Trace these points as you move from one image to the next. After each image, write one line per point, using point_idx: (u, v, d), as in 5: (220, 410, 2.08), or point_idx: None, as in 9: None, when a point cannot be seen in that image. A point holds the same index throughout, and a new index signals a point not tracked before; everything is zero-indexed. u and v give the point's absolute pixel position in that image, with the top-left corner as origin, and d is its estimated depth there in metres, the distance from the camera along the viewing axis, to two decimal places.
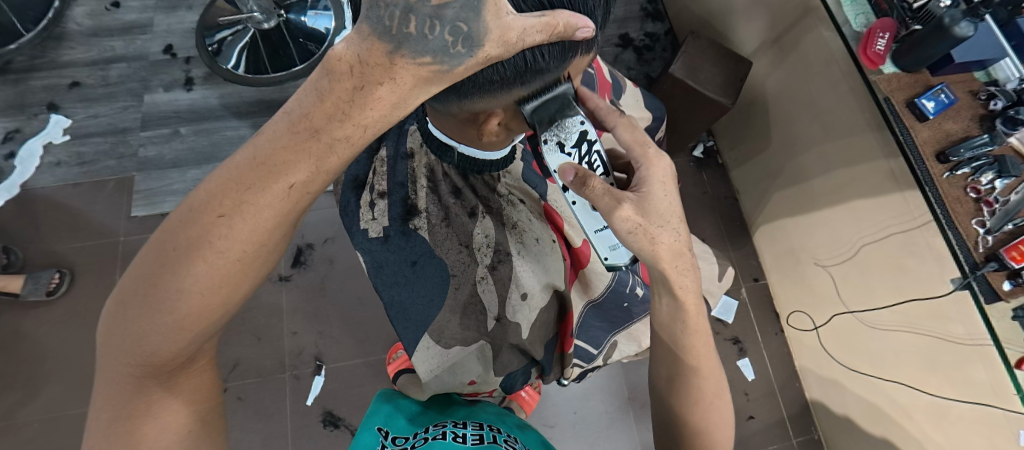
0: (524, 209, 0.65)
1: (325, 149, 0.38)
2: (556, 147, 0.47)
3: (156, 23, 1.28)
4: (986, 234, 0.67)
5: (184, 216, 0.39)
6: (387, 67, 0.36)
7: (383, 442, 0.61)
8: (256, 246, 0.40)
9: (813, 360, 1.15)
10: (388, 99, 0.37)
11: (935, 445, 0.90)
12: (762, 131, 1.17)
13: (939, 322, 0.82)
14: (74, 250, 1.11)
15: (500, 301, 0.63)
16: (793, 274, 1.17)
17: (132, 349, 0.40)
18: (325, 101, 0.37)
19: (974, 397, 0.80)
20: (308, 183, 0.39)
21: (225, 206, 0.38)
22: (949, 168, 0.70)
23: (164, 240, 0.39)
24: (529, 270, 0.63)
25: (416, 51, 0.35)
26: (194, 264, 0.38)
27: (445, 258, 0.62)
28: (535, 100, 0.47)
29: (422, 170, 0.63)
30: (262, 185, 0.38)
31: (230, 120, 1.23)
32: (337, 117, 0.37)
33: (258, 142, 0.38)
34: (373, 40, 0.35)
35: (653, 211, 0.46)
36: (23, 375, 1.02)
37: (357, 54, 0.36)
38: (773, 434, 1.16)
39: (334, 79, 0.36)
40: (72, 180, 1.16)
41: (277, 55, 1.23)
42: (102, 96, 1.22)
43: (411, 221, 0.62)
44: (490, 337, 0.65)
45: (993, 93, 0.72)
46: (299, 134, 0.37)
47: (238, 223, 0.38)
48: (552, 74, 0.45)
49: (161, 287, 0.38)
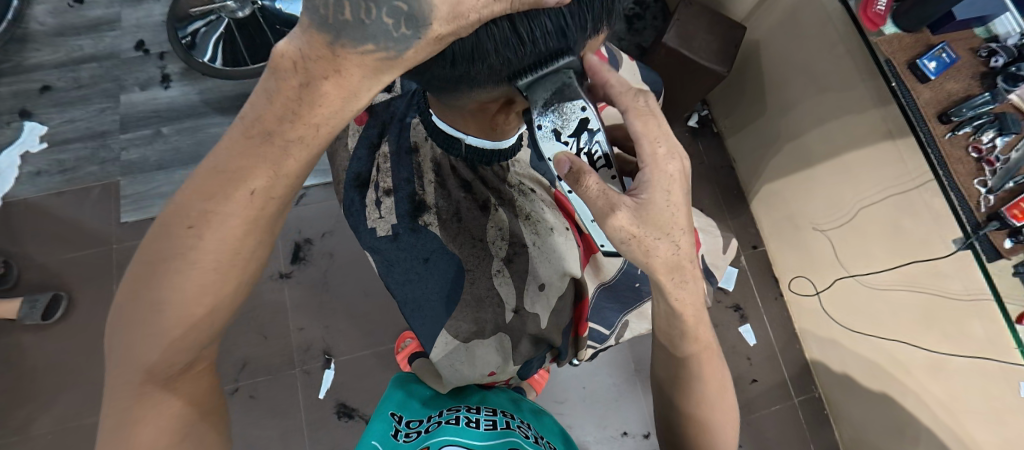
0: (535, 199, 0.65)
1: (281, 152, 0.35)
2: (552, 134, 0.44)
3: (124, 18, 1.22)
4: (988, 193, 0.67)
5: (155, 229, 0.37)
6: (331, 60, 0.32)
7: (396, 427, 0.63)
8: (230, 254, 0.37)
9: (813, 322, 1.17)
10: (336, 94, 0.34)
11: (932, 398, 0.93)
12: (756, 98, 1.16)
13: (935, 280, 0.84)
14: (67, 260, 1.09)
15: (518, 293, 0.63)
16: (792, 241, 1.18)
17: (132, 357, 0.38)
18: (274, 102, 0.34)
19: (975, 352, 0.82)
20: (270, 187, 0.37)
21: (193, 218, 0.36)
22: (951, 129, 0.70)
23: (142, 254, 0.38)
24: (545, 259, 0.63)
25: (356, 39, 0.31)
26: (171, 276, 0.36)
27: (458, 252, 0.62)
28: (529, 77, 0.42)
29: (429, 164, 0.63)
30: (221, 195, 0.35)
31: (213, 116, 1.19)
32: (288, 118, 0.34)
33: (216, 151, 0.36)
34: (313, 32, 0.31)
35: (649, 221, 0.43)
36: (29, 387, 1.01)
37: (299, 48, 0.32)
38: (775, 395, 1.19)
39: (279, 78, 0.33)
40: (56, 189, 1.12)
41: (255, 45, 1.18)
42: (76, 99, 1.17)
43: (421, 217, 0.62)
44: (509, 330, 0.64)
45: (994, 49, 0.71)
46: (253, 139, 0.35)
47: (206, 234, 0.36)
48: (569, 57, 0.42)
49: (145, 301, 0.37)
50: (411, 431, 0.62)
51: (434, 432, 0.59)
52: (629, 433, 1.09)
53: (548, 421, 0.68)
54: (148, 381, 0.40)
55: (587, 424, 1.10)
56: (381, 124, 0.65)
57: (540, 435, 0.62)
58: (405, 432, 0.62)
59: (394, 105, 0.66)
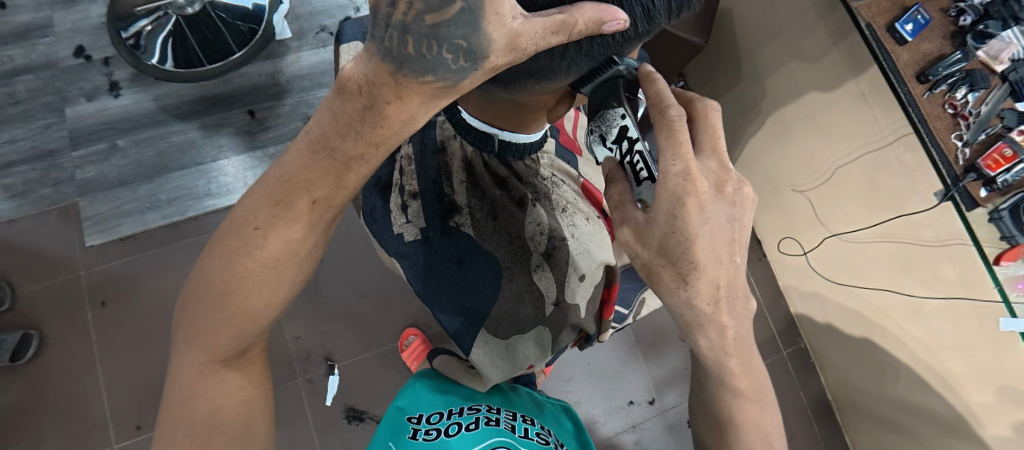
0: (568, 190, 0.65)
1: (342, 167, 0.37)
2: (598, 139, 0.45)
3: (56, 22, 1.10)
4: (964, 146, 0.71)
5: (228, 224, 0.40)
6: (393, 86, 0.34)
7: (415, 428, 0.63)
8: (290, 254, 0.40)
9: (796, 277, 1.24)
10: (396, 117, 0.36)
11: (910, 337, 0.99)
12: (732, 67, 1.19)
13: (911, 230, 0.89)
14: (31, 292, 1.00)
15: (558, 286, 0.62)
16: (771, 202, 1.23)
17: (204, 338, 0.42)
18: (340, 120, 0.36)
19: (945, 293, 0.88)
20: (330, 197, 0.39)
21: (261, 220, 0.38)
22: (929, 88, 0.74)
23: (215, 244, 0.41)
24: (583, 250, 0.63)
25: (418, 71, 0.33)
26: (238, 271, 0.39)
27: (495, 250, 0.61)
28: (590, 84, 0.44)
29: (458, 163, 0.62)
30: (287, 202, 0.38)
31: (173, 123, 1.11)
32: (351, 135, 0.36)
33: (284, 161, 0.39)
34: (377, 60, 0.33)
35: (654, 246, 0.40)
36: (11, 430, 0.94)
37: (364, 75, 0.34)
38: (764, 349, 1.26)
39: (346, 99, 0.35)
40: (7, 217, 1.03)
41: (209, 43, 1.09)
42: (14, 117, 1.06)
43: (452, 219, 0.61)
44: (550, 323, 0.63)
45: (962, 9, 0.74)
46: (318, 153, 0.37)
47: (272, 235, 0.39)
48: (638, 41, 0.44)
49: (213, 288, 0.40)
50: (429, 428, 0.62)
51: (456, 436, 0.59)
52: (635, 401, 1.13)
53: (564, 421, 0.70)
54: (212, 360, 0.43)
55: (594, 398, 1.13)
56: None
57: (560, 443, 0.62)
58: (426, 427, 0.62)
59: None
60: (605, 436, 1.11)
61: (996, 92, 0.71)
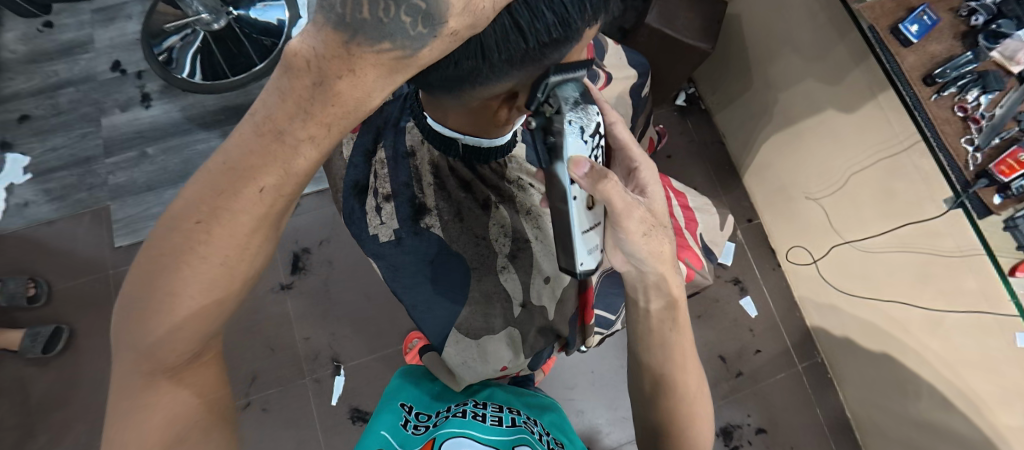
0: (533, 194, 0.66)
1: (292, 151, 0.38)
2: (578, 131, 0.46)
3: (97, 39, 1.20)
4: (976, 151, 0.68)
5: (169, 222, 0.40)
6: (346, 59, 0.35)
7: (406, 418, 0.65)
8: (238, 248, 0.40)
9: (810, 288, 1.20)
10: (349, 94, 0.37)
11: (932, 354, 0.94)
12: (742, 72, 1.18)
13: (931, 239, 0.85)
14: (65, 289, 1.08)
15: (524, 287, 0.64)
16: (784, 210, 1.20)
17: (154, 344, 0.41)
18: (287, 101, 0.37)
19: (968, 306, 0.83)
20: (279, 185, 0.40)
21: (202, 214, 0.39)
22: (937, 90, 0.70)
23: (153, 243, 0.40)
24: (548, 253, 0.65)
25: (373, 38, 0.34)
26: (182, 270, 0.39)
27: (462, 252, 0.63)
28: (558, 77, 0.44)
29: (426, 167, 0.64)
30: (233, 191, 0.38)
31: (197, 132, 1.17)
32: (300, 116, 0.37)
33: (228, 147, 0.39)
34: (328, 31, 0.34)
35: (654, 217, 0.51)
36: (41, 419, 1.00)
37: (314, 48, 0.35)
38: (779, 363, 1.21)
39: (293, 76, 0.36)
40: (46, 218, 1.11)
41: (233, 56, 1.17)
42: (56, 126, 1.15)
43: (423, 220, 0.63)
44: (519, 324, 0.65)
45: (974, 8, 0.71)
46: (265, 136, 0.38)
47: (216, 229, 0.39)
48: (568, 49, 0.44)
49: (156, 290, 0.39)
50: (419, 423, 0.65)
51: (442, 425, 0.61)
52: None
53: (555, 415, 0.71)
54: (159, 369, 0.42)
55: (598, 407, 1.11)
56: (374, 130, 0.66)
57: (546, 433, 0.64)
58: (415, 423, 0.65)
59: (386, 111, 0.67)
60: (609, 446, 1.09)
61: (1012, 94, 0.68)
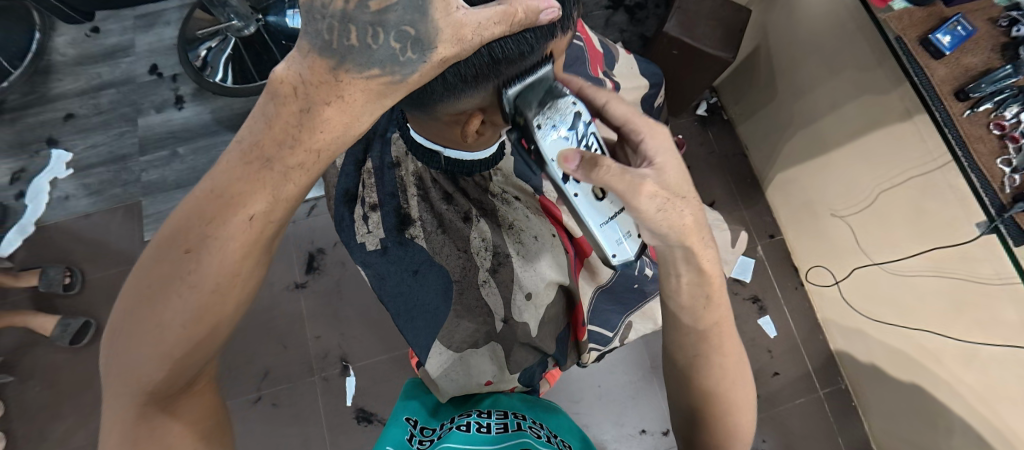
0: (518, 207, 0.66)
1: (281, 177, 0.39)
2: (552, 130, 0.44)
3: (137, 43, 1.27)
4: (1013, 173, 0.61)
5: (156, 250, 0.40)
6: (333, 85, 0.36)
7: (411, 431, 0.61)
8: (229, 276, 0.40)
9: (835, 310, 1.13)
10: (337, 120, 0.38)
11: (967, 388, 0.87)
12: (767, 82, 1.14)
13: (967, 264, 0.78)
14: (97, 280, 1.14)
15: (505, 303, 0.64)
16: (810, 228, 1.14)
17: (142, 371, 0.40)
18: (273, 126, 0.38)
19: (1010, 340, 0.76)
20: (269, 211, 0.40)
21: (191, 243, 0.39)
22: (970, 105, 0.65)
23: (141, 272, 0.40)
24: (530, 269, 0.64)
25: (361, 63, 0.36)
26: (171, 299, 0.39)
27: (445, 263, 0.64)
28: (518, 86, 0.44)
29: (411, 178, 0.66)
30: (221, 218, 0.39)
31: (224, 133, 1.22)
32: (288, 143, 0.38)
33: (214, 173, 0.39)
34: (313, 57, 0.36)
35: (671, 184, 0.45)
36: (69, 401, 1.06)
37: (300, 73, 0.36)
38: (800, 387, 1.16)
39: (279, 103, 0.37)
40: (83, 211, 1.18)
41: (262, 61, 1.20)
42: (97, 125, 1.22)
43: (407, 231, 0.65)
44: (501, 338, 0.66)
45: (1016, 18, 0.66)
46: (253, 164, 0.38)
47: (206, 256, 0.39)
48: (529, 61, 0.44)
49: (144, 321, 0.39)
50: (424, 437, 0.60)
51: (445, 438, 0.58)
52: (648, 430, 1.08)
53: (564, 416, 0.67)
54: (150, 399, 0.41)
55: (604, 423, 1.09)
56: (365, 140, 0.68)
57: (554, 434, 0.60)
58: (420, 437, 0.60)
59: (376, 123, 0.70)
60: None
61: None
